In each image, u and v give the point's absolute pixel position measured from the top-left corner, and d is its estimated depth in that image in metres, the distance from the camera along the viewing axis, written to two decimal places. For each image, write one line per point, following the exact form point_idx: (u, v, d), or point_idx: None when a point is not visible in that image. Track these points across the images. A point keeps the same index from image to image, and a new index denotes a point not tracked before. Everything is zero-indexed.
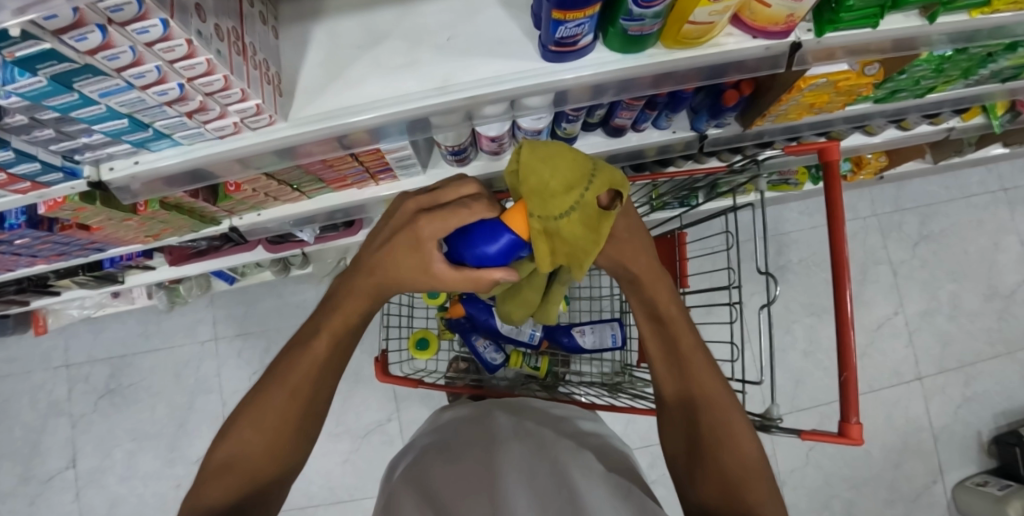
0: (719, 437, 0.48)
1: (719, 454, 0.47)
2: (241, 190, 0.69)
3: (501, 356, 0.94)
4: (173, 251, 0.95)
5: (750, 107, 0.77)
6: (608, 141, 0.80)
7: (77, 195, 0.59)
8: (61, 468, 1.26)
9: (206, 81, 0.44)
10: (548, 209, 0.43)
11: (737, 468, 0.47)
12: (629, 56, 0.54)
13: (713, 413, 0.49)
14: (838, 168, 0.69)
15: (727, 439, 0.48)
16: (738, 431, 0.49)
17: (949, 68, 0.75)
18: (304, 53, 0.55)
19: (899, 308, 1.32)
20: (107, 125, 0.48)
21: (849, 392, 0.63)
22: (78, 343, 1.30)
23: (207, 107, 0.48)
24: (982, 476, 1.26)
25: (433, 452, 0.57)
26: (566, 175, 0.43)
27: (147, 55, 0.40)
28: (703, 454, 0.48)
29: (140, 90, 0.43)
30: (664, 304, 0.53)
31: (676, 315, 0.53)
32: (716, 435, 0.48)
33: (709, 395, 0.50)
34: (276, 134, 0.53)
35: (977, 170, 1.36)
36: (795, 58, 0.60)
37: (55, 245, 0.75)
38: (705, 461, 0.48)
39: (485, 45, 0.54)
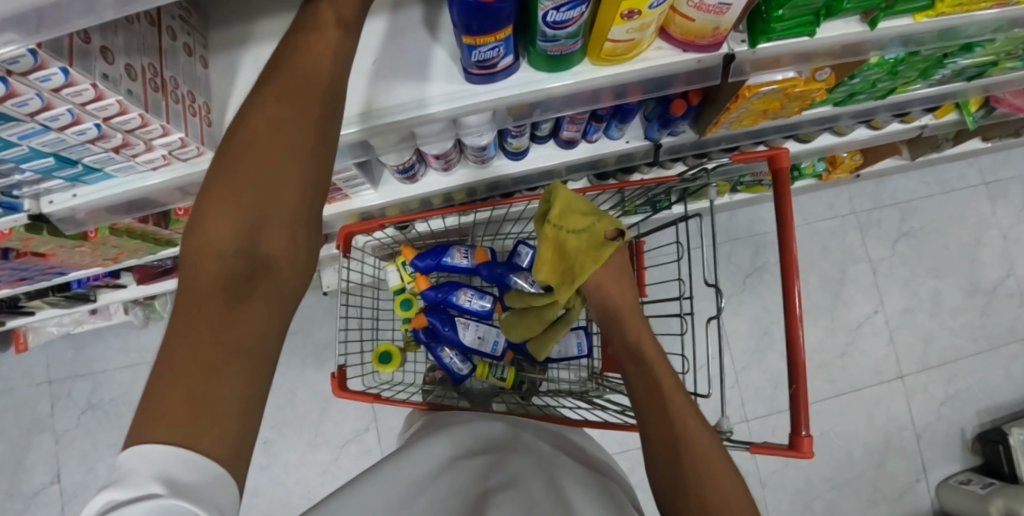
0: (704, 463, 0.45)
1: (703, 481, 0.44)
2: (192, 215, 0.70)
3: (467, 366, 0.92)
4: (139, 269, 0.95)
5: (700, 115, 0.76)
6: (560, 152, 0.79)
7: (22, 226, 0.59)
8: (45, 484, 1.27)
9: (123, 119, 0.44)
10: (565, 221, 0.61)
11: (718, 499, 0.43)
12: (556, 75, 0.53)
13: (691, 437, 0.47)
14: (788, 175, 0.68)
15: (708, 463, 0.45)
16: (715, 452, 0.46)
17: (904, 70, 0.74)
18: (233, 81, 0.55)
19: (878, 307, 1.31)
20: (35, 163, 0.48)
21: (799, 403, 0.63)
22: (60, 360, 1.31)
23: (132, 142, 0.47)
24: (965, 473, 1.25)
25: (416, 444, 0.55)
26: (577, 221, 0.61)
27: (56, 100, 0.40)
28: (681, 489, 0.44)
29: (58, 130, 0.44)
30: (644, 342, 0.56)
31: (655, 355, 0.54)
32: (697, 462, 0.45)
33: (687, 425, 0.48)
34: (208, 164, 0.53)
35: (957, 165, 1.34)
36: (730, 68, 0.59)
37: (14, 272, 0.75)
38: (686, 491, 0.44)
39: (410, 69, 0.53)
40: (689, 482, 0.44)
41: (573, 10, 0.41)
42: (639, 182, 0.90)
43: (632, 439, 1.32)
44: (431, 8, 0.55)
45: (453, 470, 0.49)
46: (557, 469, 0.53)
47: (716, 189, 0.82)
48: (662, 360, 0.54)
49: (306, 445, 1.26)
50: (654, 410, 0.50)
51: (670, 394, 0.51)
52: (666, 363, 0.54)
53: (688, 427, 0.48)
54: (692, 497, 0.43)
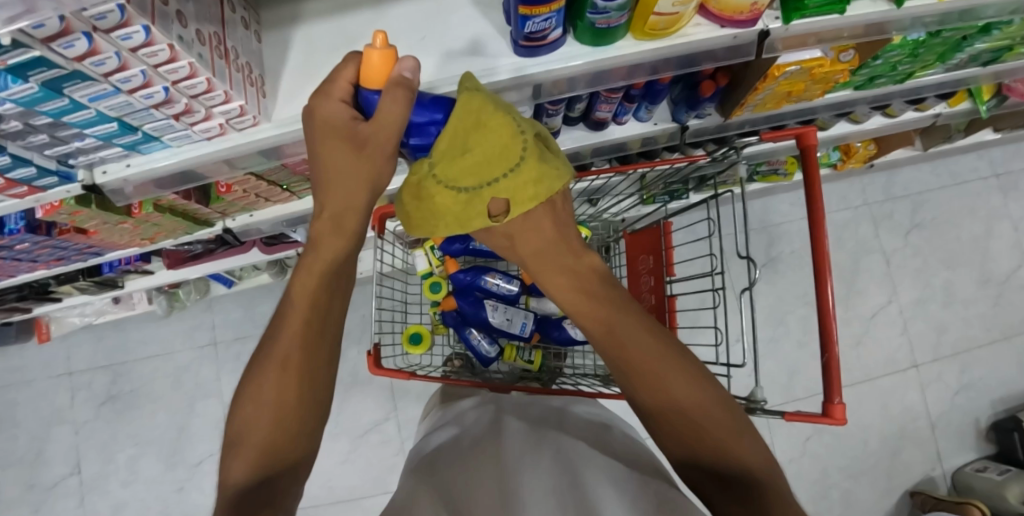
0: (679, 379, 0.40)
1: (675, 391, 0.40)
2: (232, 191, 0.70)
3: (495, 349, 0.92)
4: (169, 254, 0.96)
5: (726, 98, 0.78)
6: (590, 135, 0.82)
7: (72, 199, 0.61)
8: (63, 475, 1.27)
9: (190, 83, 0.45)
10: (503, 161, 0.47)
11: (702, 421, 0.39)
12: (599, 50, 0.55)
13: (657, 360, 0.41)
14: (816, 153, 0.70)
15: (686, 396, 0.40)
16: (688, 363, 0.42)
17: (924, 53, 0.76)
18: (285, 55, 0.56)
19: (893, 297, 1.32)
20: (98, 128, 0.49)
21: (832, 372, 0.64)
22: (79, 351, 1.31)
23: (193, 110, 0.49)
24: (981, 462, 1.26)
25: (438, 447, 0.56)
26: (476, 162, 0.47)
27: (131, 60, 0.41)
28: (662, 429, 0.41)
29: (128, 94, 0.45)
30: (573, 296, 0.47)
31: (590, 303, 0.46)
32: (664, 376, 0.41)
33: (645, 367, 0.41)
34: (260, 135, 0.55)
35: (968, 157, 1.36)
36: (764, 45, 0.61)
37: (53, 250, 0.77)
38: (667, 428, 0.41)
39: (458, 44, 0.55)
40: (666, 403, 0.40)
41: None
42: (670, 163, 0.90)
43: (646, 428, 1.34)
44: None
45: (463, 462, 0.49)
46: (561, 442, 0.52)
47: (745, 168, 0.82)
48: (602, 280, 0.47)
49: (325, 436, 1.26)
50: (614, 342, 0.44)
51: (621, 317, 0.44)
52: (609, 283, 0.47)
53: (653, 346, 0.42)
54: (676, 414, 0.40)
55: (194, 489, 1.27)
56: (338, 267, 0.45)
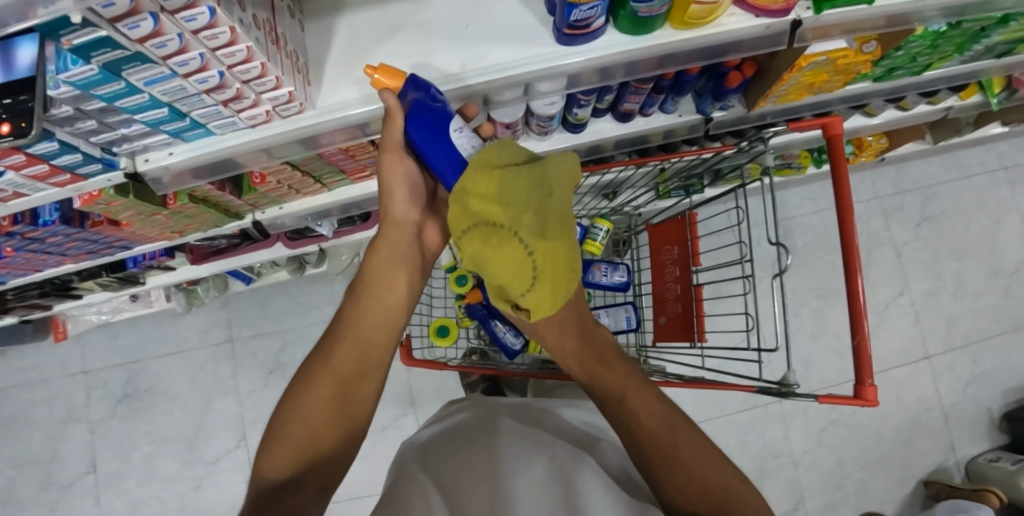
0: (687, 452, 0.45)
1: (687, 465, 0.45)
2: (266, 182, 0.71)
3: (520, 341, 0.93)
4: (194, 250, 0.97)
5: (751, 89, 0.80)
6: (616, 127, 0.83)
7: (112, 188, 0.61)
8: (80, 474, 1.27)
9: (245, 68, 0.46)
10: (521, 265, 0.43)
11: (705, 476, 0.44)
12: (637, 39, 0.56)
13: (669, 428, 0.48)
14: (842, 141, 0.71)
15: (687, 450, 0.46)
16: (699, 444, 0.47)
17: (943, 44, 0.78)
18: (328, 45, 0.57)
19: (904, 289, 1.34)
20: (148, 114, 0.50)
21: (862, 354, 0.65)
22: (95, 350, 1.32)
23: (242, 96, 0.50)
24: (994, 452, 1.27)
25: (433, 454, 0.58)
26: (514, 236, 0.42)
27: (192, 43, 0.41)
28: (665, 470, 0.45)
29: (183, 78, 0.45)
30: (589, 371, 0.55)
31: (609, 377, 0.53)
32: (674, 443, 0.46)
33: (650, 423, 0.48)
34: (304, 123, 0.55)
35: (976, 151, 1.38)
36: (796, 35, 0.62)
37: (83, 243, 0.77)
38: (673, 474, 0.44)
39: (499, 33, 0.56)
40: (673, 466, 0.45)
41: None
42: (696, 153, 0.91)
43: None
44: None
45: (459, 470, 0.50)
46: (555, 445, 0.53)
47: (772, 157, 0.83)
48: (625, 366, 0.55)
49: None
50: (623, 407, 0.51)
51: (636, 390, 0.52)
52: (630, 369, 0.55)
53: (660, 416, 0.49)
54: (685, 480, 0.43)
55: (211, 486, 1.27)
56: (378, 287, 0.57)
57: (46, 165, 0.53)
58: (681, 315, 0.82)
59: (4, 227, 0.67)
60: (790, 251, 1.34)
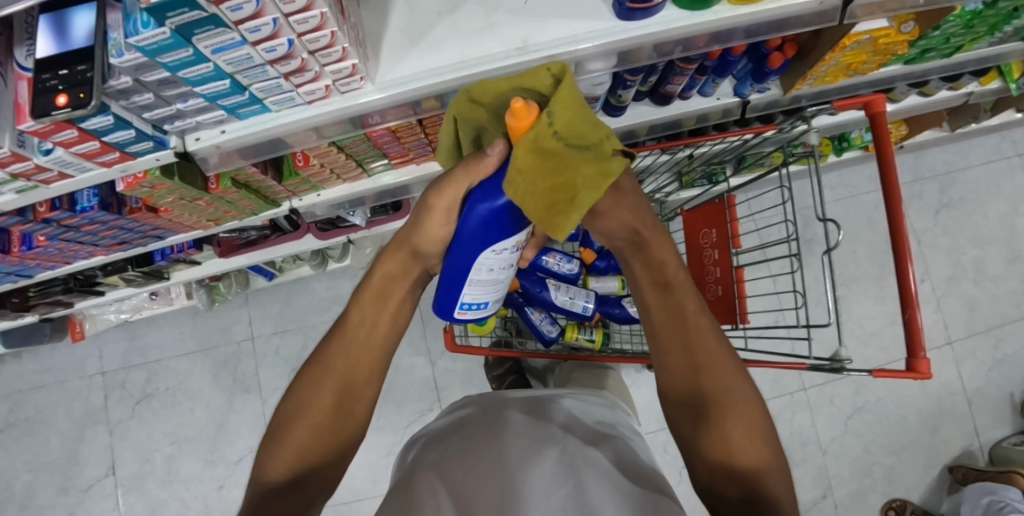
0: (727, 398, 0.46)
1: (724, 414, 0.45)
2: (309, 164, 0.70)
3: (556, 328, 0.93)
4: (222, 242, 0.96)
5: (789, 71, 0.81)
6: (654, 110, 0.83)
7: (158, 170, 0.60)
8: (100, 476, 1.25)
9: (314, 37, 0.45)
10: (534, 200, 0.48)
11: (744, 434, 0.44)
12: (696, 14, 0.56)
13: (715, 369, 0.48)
14: (885, 119, 0.71)
15: (738, 396, 0.46)
16: (741, 394, 0.47)
17: (977, 25, 0.78)
18: (385, 20, 0.57)
19: (923, 276, 1.36)
20: (208, 87, 0.49)
21: (914, 328, 0.65)
22: (112, 350, 1.30)
23: (305, 68, 0.49)
24: (1018, 436, 1.28)
25: (446, 439, 0.56)
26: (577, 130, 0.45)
27: (268, 7, 0.40)
28: (704, 417, 0.46)
29: (251, 46, 0.44)
30: (670, 281, 0.54)
31: (681, 290, 0.54)
32: (727, 396, 0.46)
33: (712, 356, 0.49)
34: (362, 98, 0.55)
35: (992, 138, 1.40)
36: (846, 12, 0.62)
37: (117, 232, 0.76)
38: (709, 417, 0.46)
39: (559, 8, 0.56)
40: (705, 419, 0.46)
41: None
42: (737, 135, 0.90)
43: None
44: None
45: (470, 452, 0.49)
46: (566, 441, 0.51)
47: (816, 137, 0.85)
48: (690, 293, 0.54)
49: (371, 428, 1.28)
50: (675, 338, 0.51)
51: (693, 323, 0.51)
52: (694, 297, 0.54)
53: (712, 361, 0.49)
54: (714, 429, 0.45)
55: (234, 486, 1.25)
56: (378, 299, 0.56)
57: (97, 142, 0.51)
58: (723, 298, 0.83)
59: (42, 214, 0.66)
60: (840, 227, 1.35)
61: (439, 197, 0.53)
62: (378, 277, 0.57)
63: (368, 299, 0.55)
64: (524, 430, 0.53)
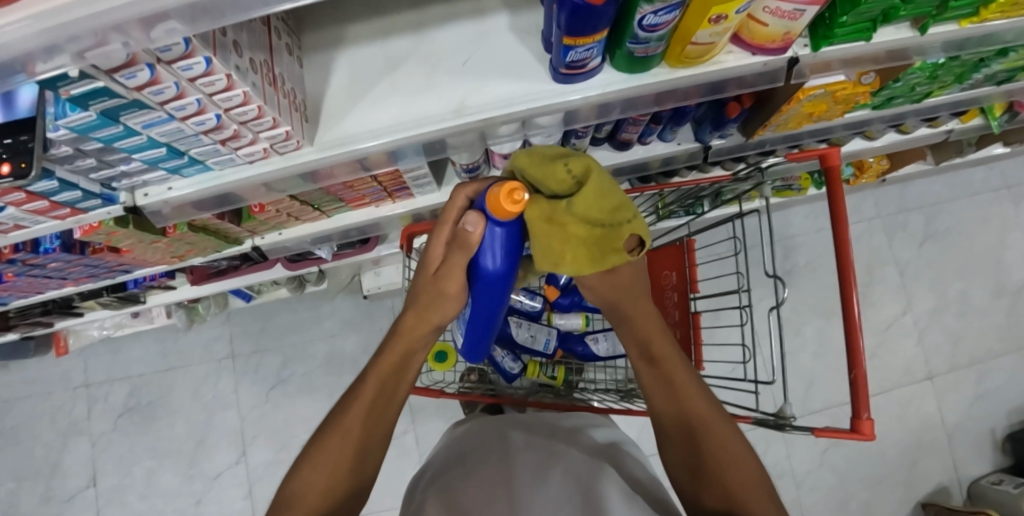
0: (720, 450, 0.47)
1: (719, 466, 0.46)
2: (265, 211, 0.71)
3: (518, 365, 0.93)
4: (195, 270, 0.97)
5: (749, 119, 0.81)
6: (615, 154, 0.83)
7: (111, 220, 0.62)
8: (82, 487, 1.28)
9: (241, 111, 0.46)
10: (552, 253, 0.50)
11: (740, 472, 0.44)
12: (634, 77, 0.56)
13: (705, 420, 0.49)
14: (840, 174, 0.71)
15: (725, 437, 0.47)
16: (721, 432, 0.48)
17: (943, 74, 0.78)
18: (328, 79, 0.57)
19: (906, 308, 1.34)
20: (146, 154, 0.51)
21: (859, 389, 0.64)
22: (97, 364, 1.33)
23: (241, 135, 0.50)
24: (997, 474, 1.26)
25: (458, 459, 0.58)
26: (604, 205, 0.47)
27: (190, 89, 0.43)
28: (702, 474, 0.47)
29: (181, 120, 0.46)
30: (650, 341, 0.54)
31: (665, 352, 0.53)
32: (711, 445, 0.47)
33: (696, 407, 0.50)
34: (303, 158, 0.56)
35: (981, 169, 1.39)
36: (793, 72, 0.62)
37: (84, 267, 0.78)
38: (706, 463, 0.47)
39: (496, 68, 0.56)
40: (705, 478, 0.46)
41: (668, 14, 0.45)
42: (696, 182, 0.90)
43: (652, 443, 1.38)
44: (516, 15, 0.57)
45: (484, 470, 0.53)
46: (570, 458, 0.54)
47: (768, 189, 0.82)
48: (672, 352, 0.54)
49: None
50: (661, 396, 0.52)
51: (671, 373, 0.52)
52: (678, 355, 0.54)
53: (692, 411, 0.50)
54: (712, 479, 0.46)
55: (211, 501, 1.28)
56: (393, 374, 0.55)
57: (45, 201, 0.53)
58: (680, 341, 0.83)
59: (6, 255, 0.68)
60: (807, 272, 1.35)
61: (428, 269, 0.58)
62: (398, 349, 0.56)
63: (386, 366, 0.55)
64: (526, 456, 0.55)
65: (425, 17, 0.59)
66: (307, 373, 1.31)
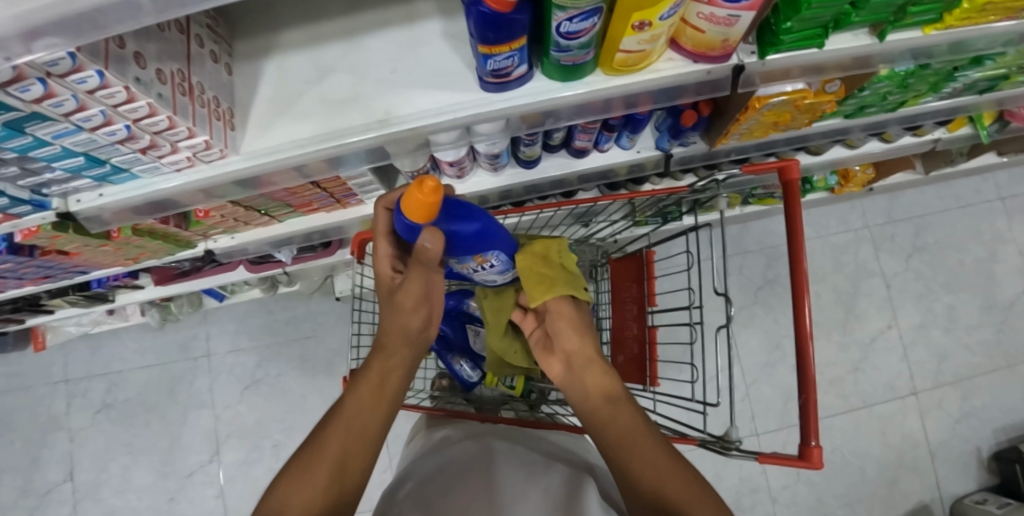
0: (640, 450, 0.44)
1: (635, 476, 0.42)
2: (210, 216, 0.71)
3: (477, 374, 0.94)
4: (157, 271, 0.98)
5: (711, 126, 0.78)
6: (572, 161, 0.80)
7: (49, 225, 0.62)
8: (59, 481, 1.30)
9: (151, 121, 0.46)
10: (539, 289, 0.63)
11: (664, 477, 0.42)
12: (568, 85, 0.55)
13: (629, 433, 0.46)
14: (798, 187, 0.68)
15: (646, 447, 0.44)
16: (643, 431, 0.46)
17: (915, 84, 0.75)
18: (257, 88, 0.58)
19: (892, 322, 1.31)
20: (65, 162, 0.51)
21: (809, 414, 0.62)
22: (76, 360, 1.34)
23: (158, 144, 0.50)
24: (981, 493, 1.22)
25: (432, 477, 0.53)
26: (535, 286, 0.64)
27: (91, 101, 0.42)
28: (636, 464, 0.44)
29: (90, 131, 0.46)
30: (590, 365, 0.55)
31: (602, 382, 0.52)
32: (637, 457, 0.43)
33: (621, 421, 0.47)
34: (228, 167, 0.55)
35: (972, 180, 1.36)
36: (740, 80, 0.60)
37: (39, 269, 0.78)
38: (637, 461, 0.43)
39: (423, 78, 0.55)
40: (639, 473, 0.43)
41: (586, 21, 0.43)
42: (650, 194, 0.82)
43: None
44: (449, 21, 0.57)
45: (457, 489, 0.48)
46: (551, 471, 0.52)
47: (725, 201, 0.81)
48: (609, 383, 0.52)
49: None
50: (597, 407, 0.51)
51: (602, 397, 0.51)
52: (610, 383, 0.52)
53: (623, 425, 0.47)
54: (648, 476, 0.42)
55: (184, 499, 1.28)
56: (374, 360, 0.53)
57: None
58: (637, 355, 0.83)
59: None
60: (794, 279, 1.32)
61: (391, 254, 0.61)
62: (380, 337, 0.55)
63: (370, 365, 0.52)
64: (514, 476, 0.50)
65: (357, 24, 0.59)
66: (281, 374, 1.32)
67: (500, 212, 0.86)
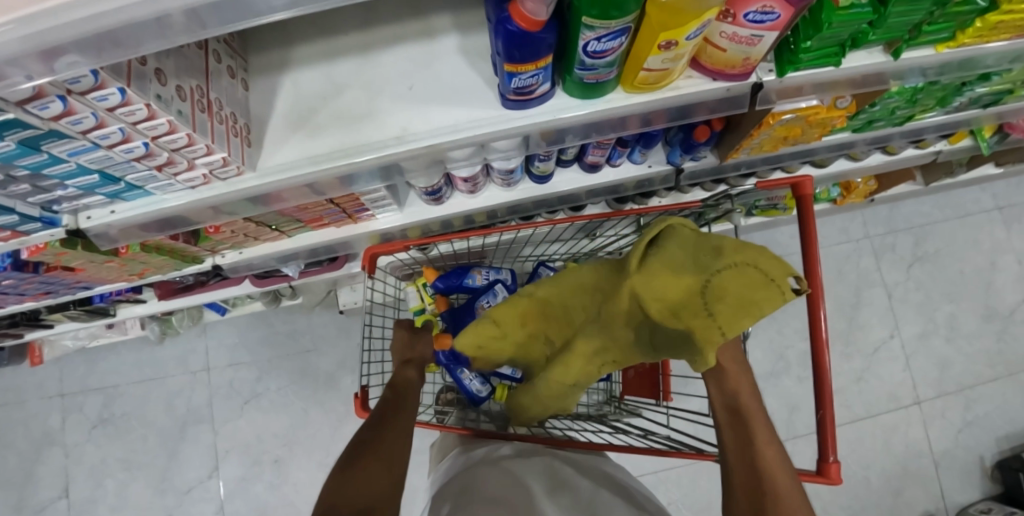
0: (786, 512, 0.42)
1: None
2: (220, 232, 0.70)
3: (486, 388, 0.92)
4: (161, 285, 0.96)
5: (722, 141, 0.78)
6: (584, 177, 0.80)
7: (57, 241, 0.60)
8: (53, 498, 1.27)
9: (170, 138, 0.45)
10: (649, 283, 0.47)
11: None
12: (588, 102, 0.54)
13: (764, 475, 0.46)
14: (812, 201, 0.68)
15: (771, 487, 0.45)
16: (781, 470, 0.46)
17: (923, 99, 0.76)
18: (272, 103, 0.57)
19: (894, 331, 1.32)
20: (79, 180, 0.50)
21: (826, 428, 0.62)
22: (72, 374, 1.32)
23: (175, 161, 0.49)
24: (985, 502, 1.22)
25: (473, 500, 0.49)
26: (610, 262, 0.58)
27: (110, 119, 0.41)
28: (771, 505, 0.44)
29: (107, 148, 0.45)
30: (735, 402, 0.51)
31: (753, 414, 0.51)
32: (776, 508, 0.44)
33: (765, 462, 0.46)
34: (243, 185, 0.55)
35: (971, 191, 1.38)
36: (757, 98, 0.60)
37: (41, 285, 0.76)
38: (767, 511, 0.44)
39: (442, 94, 0.55)
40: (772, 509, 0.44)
41: (613, 41, 0.43)
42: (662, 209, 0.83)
43: (644, 465, 1.32)
44: (466, 37, 0.57)
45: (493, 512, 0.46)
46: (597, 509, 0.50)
47: (739, 215, 0.81)
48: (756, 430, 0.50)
49: (317, 465, 1.27)
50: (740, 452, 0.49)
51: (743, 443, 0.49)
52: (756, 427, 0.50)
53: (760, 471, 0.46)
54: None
55: None
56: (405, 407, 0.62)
57: None
58: None
59: None
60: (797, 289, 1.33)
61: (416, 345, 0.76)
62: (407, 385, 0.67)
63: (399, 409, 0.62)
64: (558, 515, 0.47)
65: (373, 39, 0.58)
66: (282, 388, 1.30)
67: (510, 226, 0.86)
